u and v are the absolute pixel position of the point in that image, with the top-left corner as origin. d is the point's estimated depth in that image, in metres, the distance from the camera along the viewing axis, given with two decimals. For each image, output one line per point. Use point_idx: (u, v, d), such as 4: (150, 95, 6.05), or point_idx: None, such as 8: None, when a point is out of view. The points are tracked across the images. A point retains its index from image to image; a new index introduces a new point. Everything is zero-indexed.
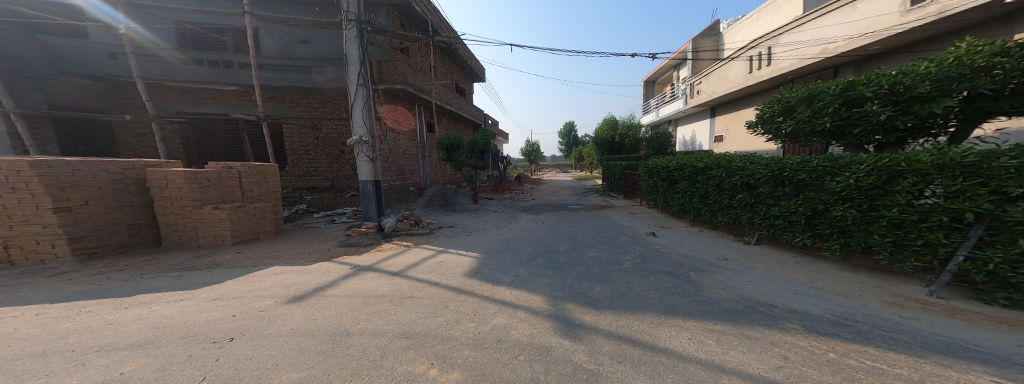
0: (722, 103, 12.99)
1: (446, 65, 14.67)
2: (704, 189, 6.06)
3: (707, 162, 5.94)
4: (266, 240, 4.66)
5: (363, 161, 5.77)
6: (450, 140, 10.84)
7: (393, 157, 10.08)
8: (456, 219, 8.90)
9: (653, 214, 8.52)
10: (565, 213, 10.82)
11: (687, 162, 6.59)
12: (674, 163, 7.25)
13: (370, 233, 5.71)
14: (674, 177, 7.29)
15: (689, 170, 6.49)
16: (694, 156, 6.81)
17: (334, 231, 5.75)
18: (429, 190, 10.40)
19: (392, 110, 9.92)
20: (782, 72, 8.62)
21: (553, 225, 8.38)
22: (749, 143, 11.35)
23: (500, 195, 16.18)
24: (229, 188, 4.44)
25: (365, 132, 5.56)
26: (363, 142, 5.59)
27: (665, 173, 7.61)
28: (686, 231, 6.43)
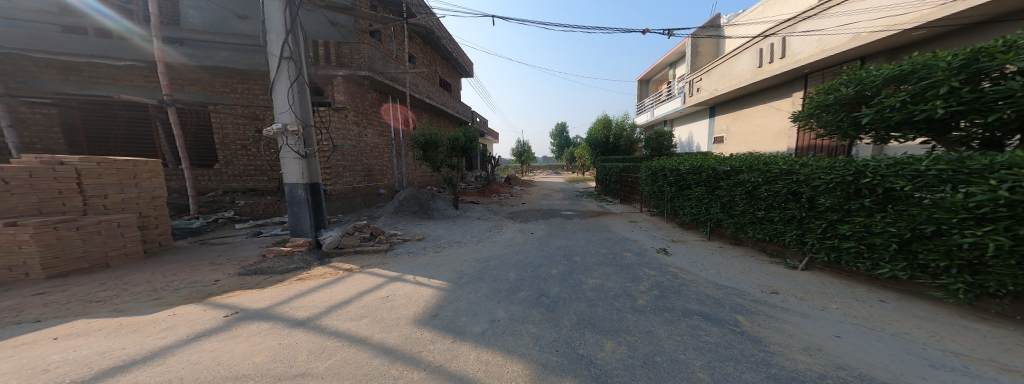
0: (723, 103, 12.08)
1: (427, 56, 13.38)
2: (724, 196, 4.86)
3: (731, 163, 4.74)
4: (116, 268, 3.63)
5: (290, 157, 4.24)
6: (427, 136, 9.31)
7: (358, 154, 8.58)
8: (429, 229, 7.50)
9: (659, 223, 7.35)
10: (557, 220, 9.56)
11: (703, 164, 5.39)
12: (687, 164, 6.02)
13: (299, 252, 4.14)
14: (685, 181, 6.08)
15: (706, 173, 5.27)
16: (713, 156, 5.61)
17: (248, 249, 4.16)
18: (401, 193, 8.93)
19: (357, 101, 8.45)
20: (800, 64, 7.54)
21: (544, 236, 7.09)
22: (751, 145, 10.41)
23: (487, 199, 14.85)
24: (53, 194, 3.55)
25: (294, 118, 4.09)
26: (289, 132, 4.06)
27: (674, 176, 6.39)
28: (704, 246, 5.22)
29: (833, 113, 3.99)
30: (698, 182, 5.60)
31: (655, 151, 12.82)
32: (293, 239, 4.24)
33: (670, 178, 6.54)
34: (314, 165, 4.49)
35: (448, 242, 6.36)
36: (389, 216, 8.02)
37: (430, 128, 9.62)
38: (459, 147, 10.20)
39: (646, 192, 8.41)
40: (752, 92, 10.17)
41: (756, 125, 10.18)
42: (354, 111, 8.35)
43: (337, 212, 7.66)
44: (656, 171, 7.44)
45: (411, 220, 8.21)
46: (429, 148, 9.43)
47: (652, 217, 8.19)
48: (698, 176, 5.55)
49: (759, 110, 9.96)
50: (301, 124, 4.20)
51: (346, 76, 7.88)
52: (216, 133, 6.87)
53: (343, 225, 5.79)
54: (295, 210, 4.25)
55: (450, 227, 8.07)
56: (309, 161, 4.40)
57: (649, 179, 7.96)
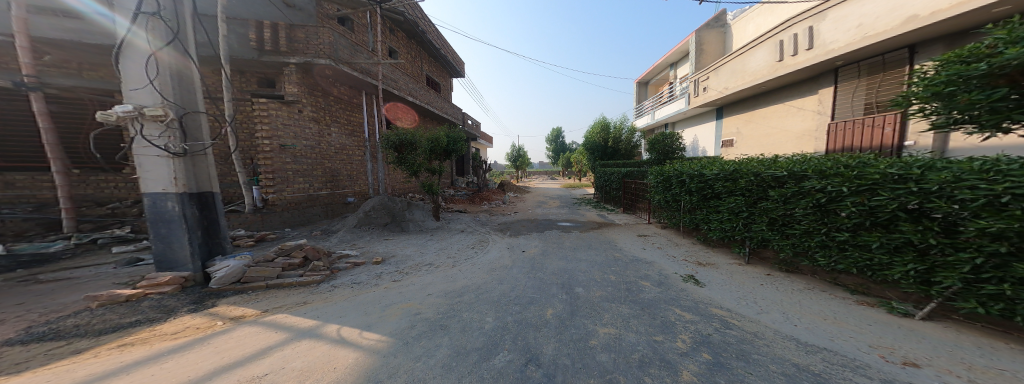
0: (732, 103, 11.01)
1: (411, 52, 12.25)
2: (773, 210, 3.46)
3: (785, 167, 3.37)
4: None
5: (151, 155, 2.82)
6: (401, 136, 7.91)
7: (318, 156, 7.24)
8: (397, 246, 6.12)
9: (676, 239, 6.06)
10: (553, 234, 8.21)
11: (739, 168, 3.99)
12: (714, 168, 4.71)
13: (160, 291, 2.74)
14: (708, 189, 4.70)
15: (741, 179, 3.91)
16: (749, 158, 4.27)
17: (77, 295, 2.71)
18: (368, 202, 7.55)
19: (317, 95, 7.16)
20: (833, 56, 6.46)
21: (537, 257, 5.74)
22: (766, 148, 9.31)
23: (476, 207, 13.54)
24: None
25: (157, 98, 2.78)
26: (149, 119, 2.73)
27: (694, 184, 5.01)
28: (745, 272, 3.83)
29: (974, 90, 2.33)
30: (728, 192, 4.22)
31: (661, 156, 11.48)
32: (156, 275, 2.86)
33: (689, 184, 5.20)
34: (201, 168, 3.17)
35: (413, 266, 4.99)
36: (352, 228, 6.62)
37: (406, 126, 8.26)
38: (442, 149, 8.81)
39: (656, 201, 7.11)
40: (768, 89, 9.10)
41: (772, 126, 9.10)
42: (313, 106, 7.05)
43: (284, 225, 6.26)
44: (670, 176, 6.18)
45: (378, 234, 6.83)
46: (403, 149, 8.03)
47: (665, 232, 6.90)
48: (729, 182, 4.18)
49: (776, 110, 8.90)
50: (173, 107, 2.88)
51: (300, 65, 6.56)
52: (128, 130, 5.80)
53: (265, 250, 4.35)
54: (163, 232, 2.89)
55: (425, 243, 6.68)
56: (191, 161, 3.06)
57: (661, 186, 6.66)
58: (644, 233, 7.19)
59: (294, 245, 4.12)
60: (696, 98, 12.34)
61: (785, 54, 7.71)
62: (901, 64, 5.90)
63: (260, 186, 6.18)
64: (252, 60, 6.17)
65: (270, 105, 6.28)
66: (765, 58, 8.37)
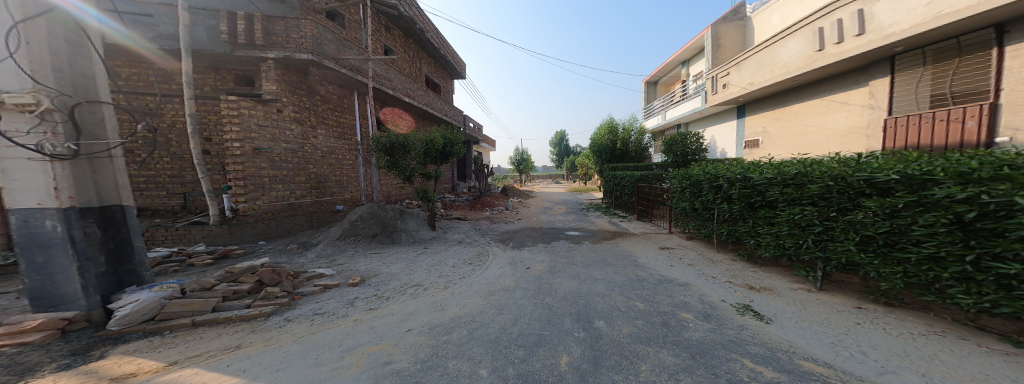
0: (756, 99, 10.15)
1: (409, 53, 11.93)
2: (869, 226, 2.53)
3: (892, 169, 2.45)
4: None
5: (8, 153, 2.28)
6: (394, 137, 7.28)
7: (302, 161, 6.59)
8: (382, 262, 5.34)
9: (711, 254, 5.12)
10: (561, 246, 7.35)
11: (809, 169, 3.09)
12: (765, 169, 3.80)
13: (13, 345, 2.02)
14: (758, 196, 3.80)
15: (814, 185, 2.98)
16: (816, 157, 3.37)
17: None
18: (357, 210, 6.82)
19: (300, 94, 6.57)
20: (892, 40, 5.56)
21: (544, 275, 4.91)
22: (802, 148, 8.35)
23: (477, 214, 12.79)
24: None
25: (28, 81, 2.32)
26: (16, 107, 2.26)
27: (736, 189, 4.11)
28: (825, 306, 2.86)
29: None
30: (791, 200, 3.30)
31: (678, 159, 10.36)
32: (25, 318, 2.25)
33: (728, 190, 4.32)
34: (104, 175, 2.81)
35: (397, 289, 4.19)
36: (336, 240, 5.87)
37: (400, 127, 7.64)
38: (438, 151, 8.12)
39: (680, 208, 6.22)
40: (802, 83, 8.22)
41: (808, 123, 8.16)
42: (295, 106, 6.43)
43: (258, 238, 5.55)
44: (700, 179, 5.28)
45: (365, 248, 6.06)
46: (396, 152, 7.40)
47: (693, 245, 5.97)
48: (794, 188, 3.25)
49: (814, 106, 7.96)
50: (59, 97, 2.48)
51: (280, 60, 6.00)
52: None
53: (213, 274, 3.58)
54: (41, 261, 2.39)
55: (416, 258, 5.87)
56: (85, 164, 2.65)
57: (687, 191, 5.78)
58: (668, 246, 6.27)
59: (246, 267, 3.34)
60: (713, 96, 11.51)
61: (826, 42, 6.84)
62: (984, 45, 4.99)
63: (230, 194, 5.50)
64: (225, 55, 5.60)
65: (244, 103, 5.64)
66: (799, 48, 7.51)
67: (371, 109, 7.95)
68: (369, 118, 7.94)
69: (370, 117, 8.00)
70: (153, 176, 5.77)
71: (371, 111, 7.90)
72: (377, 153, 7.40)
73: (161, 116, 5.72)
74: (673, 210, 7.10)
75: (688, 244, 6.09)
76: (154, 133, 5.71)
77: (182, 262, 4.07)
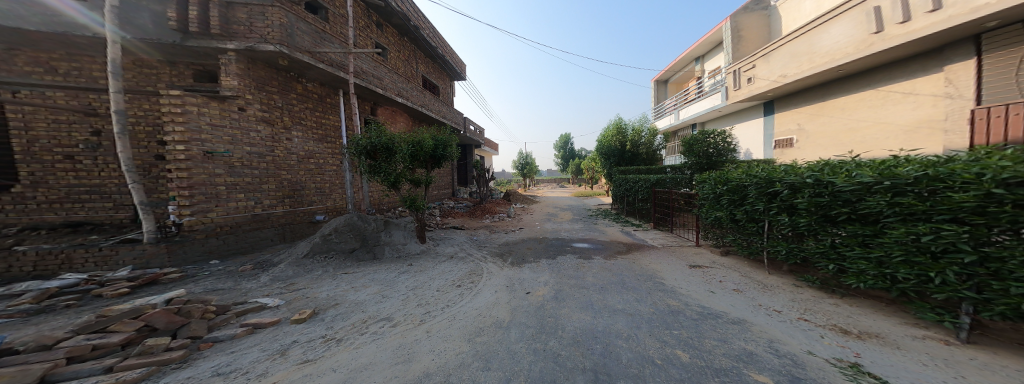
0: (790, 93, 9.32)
1: (406, 51, 12.23)
2: None
3: None
4: None
5: None
6: (376, 140, 6.47)
7: (272, 167, 5.79)
8: (354, 284, 4.45)
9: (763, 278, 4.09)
10: (568, 262, 6.33)
11: (940, 172, 2.12)
12: (849, 171, 2.85)
13: None
14: (843, 207, 2.79)
15: (962, 194, 1.97)
16: (932, 155, 2.38)
17: None
18: (335, 220, 5.87)
19: (270, 91, 5.86)
20: (985, 13, 4.58)
21: (548, 304, 4.11)
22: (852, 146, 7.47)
23: (476, 223, 11.96)
24: None
25: None
26: None
27: (804, 197, 3.14)
28: (1001, 375, 1.81)
29: None
30: (905, 216, 2.30)
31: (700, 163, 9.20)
32: None
33: (788, 196, 3.36)
34: None
35: (355, 327, 3.22)
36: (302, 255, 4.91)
37: (384, 129, 6.84)
38: (429, 155, 7.28)
39: (714, 218, 5.25)
40: (847, 73, 7.32)
41: (858, 119, 7.29)
42: (262, 104, 5.68)
43: (209, 258, 4.71)
44: (739, 186, 4.33)
45: (339, 265, 5.14)
46: (379, 157, 6.58)
47: (728, 265, 4.90)
48: (915, 198, 2.24)
49: (866, 98, 7.10)
50: None
51: (242, 52, 5.30)
52: (18, 137, 4.60)
53: (83, 317, 2.63)
54: None
55: (395, 279, 4.94)
56: None
57: (721, 199, 4.84)
58: (700, 265, 5.22)
59: (127, 309, 2.42)
60: (735, 92, 10.63)
61: (885, 23, 5.89)
62: None
63: (174, 206, 4.67)
64: (177, 45, 4.92)
65: (193, 100, 4.88)
66: (847, 32, 6.60)
67: (355, 109, 7.17)
68: (353, 119, 7.20)
69: (354, 118, 7.24)
70: (97, 186, 5.01)
71: (354, 111, 7.10)
72: (358, 158, 6.58)
73: (108, 117, 5.03)
74: (701, 218, 6.11)
75: (729, 263, 5.00)
76: (99, 136, 5.01)
77: (86, 294, 3.20)
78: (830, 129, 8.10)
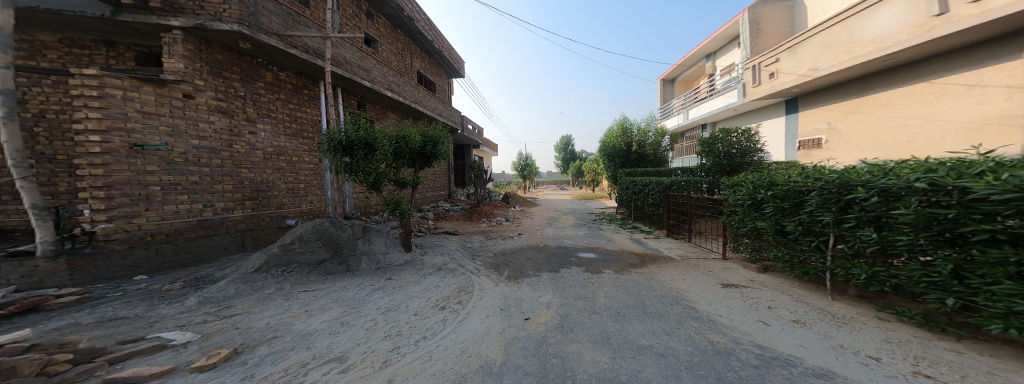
0: (817, 90, 8.92)
1: (397, 44, 12.03)
2: None
3: None
4: None
5: None
6: (352, 135, 5.59)
7: (228, 164, 5.02)
8: (315, 300, 3.60)
9: (855, 323, 3.07)
10: (574, 277, 5.47)
11: None
12: (986, 173, 2.23)
13: None
14: (980, 223, 2.15)
15: None
16: None
17: None
18: (303, 225, 4.86)
19: (229, 77, 5.11)
20: None
21: (552, 336, 3.30)
22: (896, 148, 6.99)
23: (471, 227, 11.22)
24: None
25: None
26: None
27: (906, 212, 2.52)
28: None
29: None
30: None
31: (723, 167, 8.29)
32: None
33: (879, 207, 2.76)
34: None
35: (286, 374, 2.20)
36: (253, 269, 3.91)
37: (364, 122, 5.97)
38: (416, 153, 6.41)
39: (752, 229, 4.56)
40: (893, 64, 6.77)
41: (905, 115, 6.77)
42: (214, 90, 4.89)
43: (133, 273, 3.97)
44: (791, 192, 3.72)
45: (302, 279, 4.18)
46: (357, 154, 5.71)
47: (781, 293, 3.94)
48: None
49: (916, 92, 6.57)
50: None
51: (191, 31, 4.54)
52: None
53: None
54: None
55: (368, 298, 4.05)
56: None
57: (764, 205, 4.25)
58: (735, 284, 4.52)
59: None
60: (754, 88, 10.23)
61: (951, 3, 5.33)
62: None
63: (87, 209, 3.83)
64: (105, 21, 4.10)
65: (116, 83, 4.04)
66: (900, 16, 6.04)
67: (331, 100, 6.38)
68: (330, 113, 6.43)
69: (331, 111, 6.46)
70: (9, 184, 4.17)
71: (330, 103, 6.32)
72: (331, 155, 5.70)
73: None
74: (730, 225, 5.35)
75: (783, 289, 4.05)
76: None
77: None
78: (871, 128, 7.53)
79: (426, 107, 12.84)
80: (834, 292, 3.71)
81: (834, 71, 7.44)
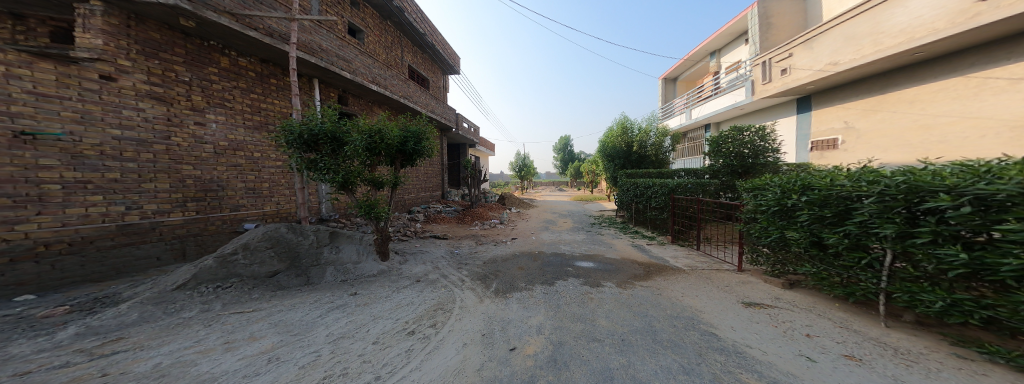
0: (833, 87, 8.36)
1: (387, 36, 11.40)
2: None
3: None
4: None
5: None
6: (317, 127, 4.82)
7: (165, 159, 4.54)
8: (248, 323, 2.91)
9: (928, 363, 2.37)
10: (571, 292, 4.80)
11: None
12: None
13: None
14: None
15: None
16: None
17: None
18: (251, 232, 4.09)
19: (169, 60, 4.64)
20: None
21: (540, 375, 2.61)
22: (924, 149, 6.43)
23: (462, 231, 10.54)
24: None
25: None
26: None
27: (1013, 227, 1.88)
28: None
29: None
30: None
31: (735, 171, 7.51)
32: None
33: (972, 221, 2.07)
34: None
35: None
36: (173, 287, 3.20)
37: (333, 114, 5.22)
38: (394, 150, 5.67)
39: (779, 240, 3.92)
40: (925, 56, 6.17)
41: (936, 114, 6.23)
42: (144, 73, 4.39)
43: (16, 292, 3.35)
44: (835, 200, 3.01)
45: (238, 294, 3.45)
46: (323, 150, 4.92)
47: (820, 319, 3.24)
48: None
49: (950, 87, 6.04)
50: None
51: (114, 2, 4.04)
52: None
53: None
54: None
55: (320, 319, 3.34)
56: None
57: (795, 211, 3.58)
58: (760, 304, 3.82)
59: None
60: (764, 86, 9.68)
61: None
62: None
63: None
64: None
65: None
66: (937, 2, 5.44)
67: (295, 89, 5.73)
68: (292, 102, 5.78)
69: (295, 101, 5.81)
70: None
71: (293, 92, 5.70)
72: (291, 150, 4.89)
73: None
74: (749, 236, 4.71)
75: (820, 312, 3.37)
76: None
77: None
78: (893, 127, 6.99)
79: (417, 103, 12.18)
80: (887, 317, 3.04)
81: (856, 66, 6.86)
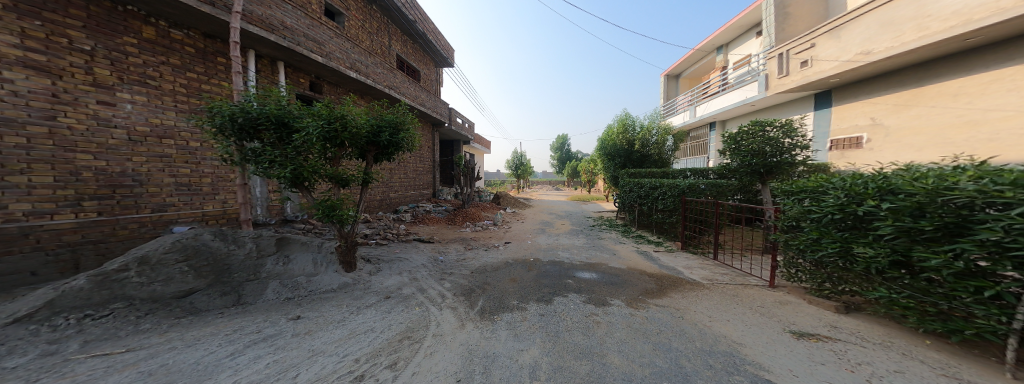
0: (859, 82, 7.74)
1: (372, 21, 10.49)
2: None
3: None
4: None
5: None
6: (256, 109, 3.68)
7: (48, 145, 3.73)
8: (110, 374, 1.99)
9: None
10: (573, 315, 3.96)
11: None
12: None
13: None
14: None
15: None
16: None
17: None
18: (156, 239, 3.09)
19: (56, 21, 3.79)
20: None
21: None
22: (971, 147, 5.81)
23: (451, 233, 9.65)
24: None
25: None
26: None
27: None
28: None
29: None
30: None
31: (755, 169, 6.41)
32: None
33: None
34: None
35: None
36: (8, 320, 2.28)
37: (282, 95, 4.08)
38: (364, 141, 4.74)
39: (839, 256, 3.12)
40: (976, 43, 5.58)
41: (985, 108, 5.61)
42: (14, 35, 3.51)
43: None
44: (933, 206, 2.32)
45: (118, 324, 2.50)
46: (266, 138, 3.78)
47: (911, 363, 2.42)
48: None
49: (1003, 78, 5.43)
50: None
51: None
52: None
53: None
54: None
55: (227, 359, 2.34)
56: None
57: (868, 221, 2.80)
58: (815, 335, 3.00)
59: None
60: (781, 80, 9.02)
61: None
62: None
63: None
64: None
65: None
66: None
67: (237, 67, 4.34)
68: (234, 82, 4.36)
69: (239, 82, 4.40)
70: None
71: (236, 68, 4.33)
72: (224, 137, 3.73)
73: None
74: (787, 248, 3.90)
75: (906, 351, 2.57)
76: None
77: None
78: (930, 124, 6.38)
79: (405, 95, 11.27)
80: (1009, 364, 2.23)
81: (893, 54, 6.28)
